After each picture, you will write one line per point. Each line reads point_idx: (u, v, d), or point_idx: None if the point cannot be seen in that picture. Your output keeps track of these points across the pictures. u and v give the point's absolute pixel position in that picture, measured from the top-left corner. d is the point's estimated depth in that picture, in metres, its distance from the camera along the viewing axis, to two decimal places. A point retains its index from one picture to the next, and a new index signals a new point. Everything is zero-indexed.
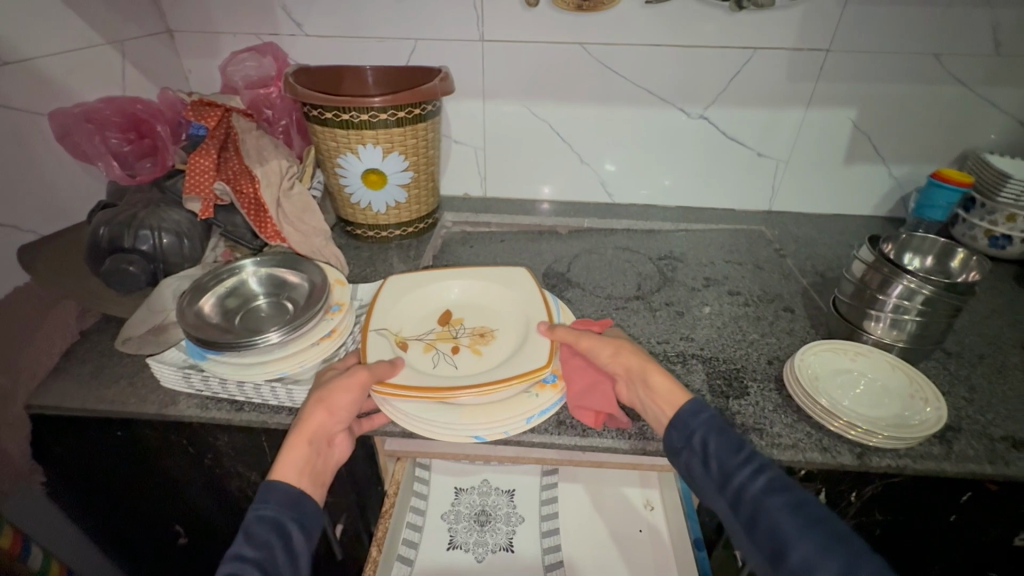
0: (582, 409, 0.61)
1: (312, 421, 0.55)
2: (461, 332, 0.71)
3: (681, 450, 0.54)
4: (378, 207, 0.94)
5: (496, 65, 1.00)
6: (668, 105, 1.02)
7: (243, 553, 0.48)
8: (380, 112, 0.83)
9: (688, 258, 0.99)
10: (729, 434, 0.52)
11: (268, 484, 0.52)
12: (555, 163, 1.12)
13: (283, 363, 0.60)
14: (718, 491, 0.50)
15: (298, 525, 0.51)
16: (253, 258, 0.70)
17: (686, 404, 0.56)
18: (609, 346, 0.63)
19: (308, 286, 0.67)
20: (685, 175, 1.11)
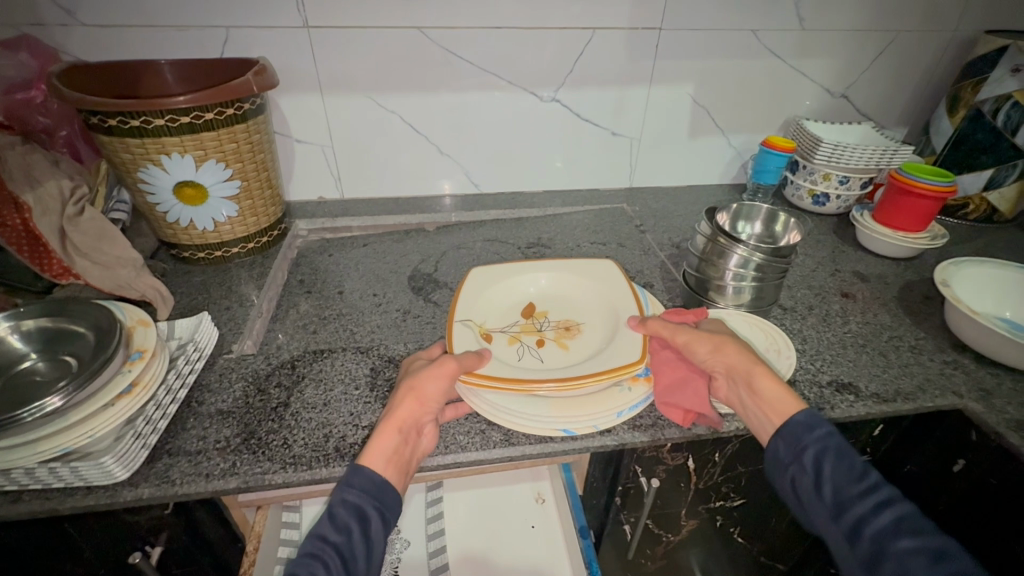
0: (672, 407, 0.61)
1: (401, 410, 0.56)
2: (545, 325, 0.73)
3: (788, 466, 0.53)
4: (203, 224, 0.82)
5: (329, 53, 0.90)
6: (520, 90, 1.00)
7: (326, 536, 0.49)
8: (182, 115, 0.71)
9: (556, 243, 0.99)
10: (852, 458, 0.50)
11: (353, 466, 0.53)
12: (413, 157, 1.05)
13: (62, 437, 0.48)
14: (833, 518, 0.48)
15: (378, 516, 0.51)
16: (10, 311, 0.56)
17: (799, 413, 0.55)
18: (709, 340, 0.63)
19: (95, 335, 0.55)
20: (548, 159, 1.10)
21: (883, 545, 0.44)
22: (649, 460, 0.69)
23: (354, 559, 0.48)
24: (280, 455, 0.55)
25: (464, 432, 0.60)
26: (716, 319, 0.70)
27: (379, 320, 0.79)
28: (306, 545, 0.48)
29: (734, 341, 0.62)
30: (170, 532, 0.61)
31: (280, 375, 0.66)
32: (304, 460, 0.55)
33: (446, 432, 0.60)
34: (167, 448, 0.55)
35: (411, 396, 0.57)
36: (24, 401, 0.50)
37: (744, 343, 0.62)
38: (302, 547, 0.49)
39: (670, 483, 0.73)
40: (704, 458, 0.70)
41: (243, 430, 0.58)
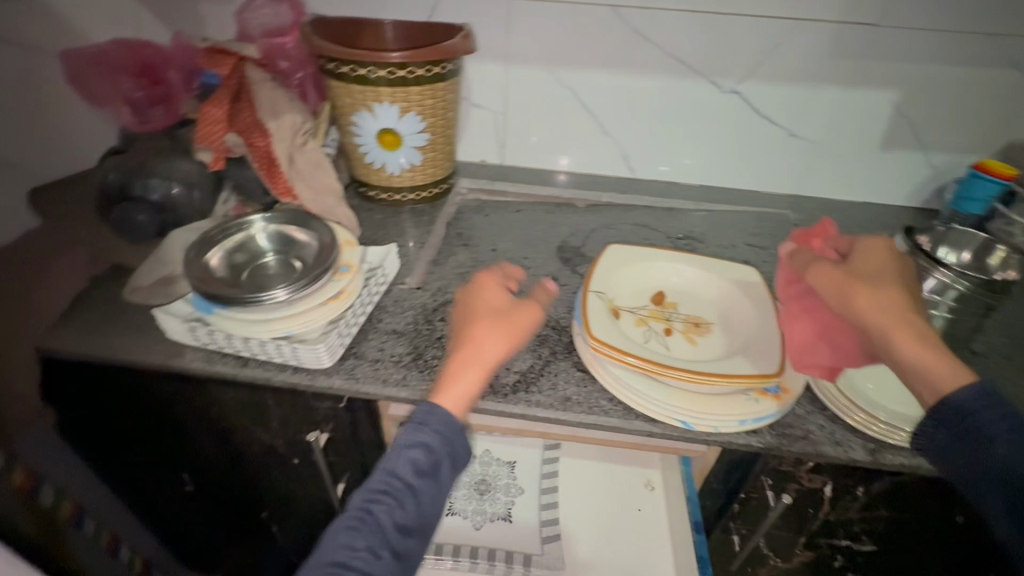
0: (809, 367, 0.60)
1: (488, 351, 0.54)
2: (674, 317, 0.66)
3: (956, 443, 0.47)
4: (392, 169, 0.92)
5: (522, 25, 0.95)
6: (699, 78, 0.98)
7: (396, 471, 0.49)
8: (399, 68, 0.80)
9: (709, 239, 0.96)
10: (1021, 435, 0.45)
11: (431, 404, 0.52)
12: (577, 133, 1.08)
13: (290, 322, 0.59)
14: (1007, 500, 0.44)
15: (451, 456, 0.51)
16: (263, 215, 0.70)
17: (960, 390, 0.47)
18: (844, 294, 0.55)
19: (317, 246, 0.66)
20: (713, 154, 1.06)
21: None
22: (783, 474, 0.66)
23: (421, 498, 0.49)
24: (442, 378, 0.62)
25: (607, 398, 0.61)
26: (871, 248, 0.59)
27: (528, 282, 0.83)
28: (378, 477, 0.49)
29: (870, 291, 0.54)
30: (337, 424, 0.71)
31: (443, 311, 0.73)
32: None
33: (590, 393, 0.61)
34: (353, 350, 0.65)
35: (495, 336, 0.55)
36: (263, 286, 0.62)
37: (889, 292, 0.54)
38: (372, 473, 0.50)
39: (801, 506, 0.69)
40: (843, 490, 0.65)
41: (412, 349, 0.66)
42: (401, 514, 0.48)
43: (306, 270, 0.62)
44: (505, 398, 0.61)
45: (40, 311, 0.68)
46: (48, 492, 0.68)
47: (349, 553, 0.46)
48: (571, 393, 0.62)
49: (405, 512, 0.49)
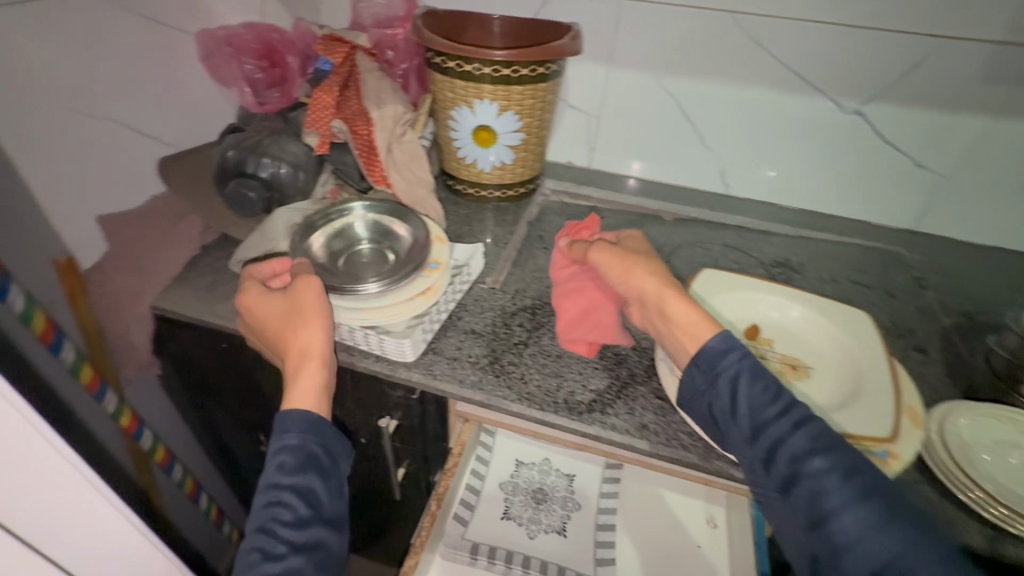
0: (576, 342, 0.66)
1: (309, 344, 0.56)
2: (769, 354, 0.62)
3: (703, 392, 0.53)
4: (483, 165, 0.92)
5: (630, 27, 0.92)
6: (818, 94, 0.90)
7: (280, 480, 0.50)
8: (503, 66, 0.79)
9: (807, 270, 0.89)
10: (763, 379, 0.49)
11: (285, 412, 0.53)
12: (672, 143, 1.03)
13: (379, 313, 0.61)
14: (749, 444, 0.49)
15: (322, 450, 0.52)
16: (362, 201, 0.72)
17: (713, 338, 0.53)
18: (618, 266, 0.61)
19: (410, 242, 0.68)
20: (822, 178, 0.98)
21: (809, 475, 0.45)
22: None
23: (315, 495, 0.50)
24: (518, 387, 0.62)
25: (687, 432, 0.58)
26: (633, 235, 0.68)
27: None
28: (265, 492, 0.49)
29: (643, 263, 0.60)
30: (407, 413, 0.73)
31: (523, 316, 0.72)
32: (537, 400, 0.61)
33: (669, 424, 0.59)
34: (433, 346, 0.66)
35: (307, 328, 0.56)
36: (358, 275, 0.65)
37: (654, 265, 0.60)
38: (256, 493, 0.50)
39: None
40: None
41: (490, 352, 0.66)
42: (301, 511, 0.49)
43: (399, 266, 0.64)
44: (580, 417, 0.59)
45: (156, 274, 0.73)
46: (146, 437, 0.77)
47: (267, 561, 0.46)
48: (648, 421, 0.59)
49: (298, 511, 0.49)
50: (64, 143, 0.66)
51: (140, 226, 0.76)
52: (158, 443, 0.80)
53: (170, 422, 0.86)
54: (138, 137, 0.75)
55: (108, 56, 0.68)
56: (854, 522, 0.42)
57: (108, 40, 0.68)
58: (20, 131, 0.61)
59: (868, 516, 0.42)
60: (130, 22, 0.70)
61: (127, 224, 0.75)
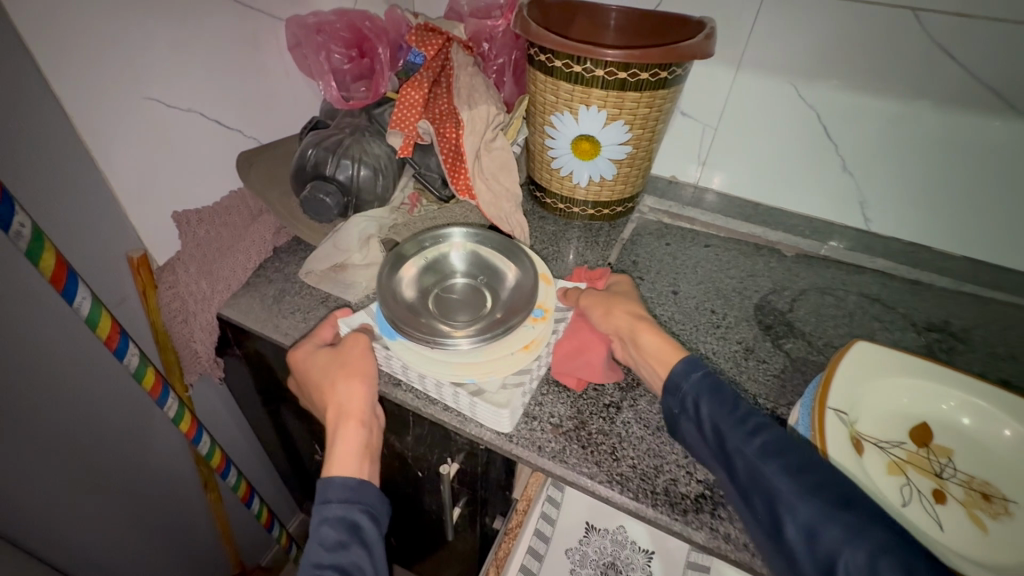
0: (566, 375, 0.57)
1: (349, 402, 0.54)
2: (947, 473, 0.48)
3: (678, 417, 0.50)
4: (579, 179, 0.81)
5: (773, 26, 0.77)
6: (1018, 118, 0.71)
7: (323, 561, 0.46)
8: (619, 69, 0.67)
9: (975, 340, 0.71)
10: (724, 394, 0.47)
11: (325, 480, 0.50)
12: (805, 164, 0.86)
13: (472, 369, 0.54)
14: (713, 458, 0.46)
15: (366, 518, 0.50)
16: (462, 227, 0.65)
17: (676, 364, 0.51)
18: (600, 301, 0.58)
19: (513, 287, 0.61)
20: (1001, 222, 0.78)
21: (761, 478, 0.42)
22: None
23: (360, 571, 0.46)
24: (608, 466, 0.51)
25: None
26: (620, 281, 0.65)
27: (716, 347, 0.69)
28: None
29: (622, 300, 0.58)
30: (469, 460, 0.65)
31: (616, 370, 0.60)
32: (631, 485, 0.50)
33: None
34: None
35: (343, 383, 0.54)
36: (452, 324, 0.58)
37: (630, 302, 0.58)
38: None
39: None
40: None
41: (575, 414, 0.55)
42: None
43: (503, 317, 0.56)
44: (685, 517, 0.48)
45: (226, 277, 0.69)
46: (206, 442, 0.74)
47: None
48: None
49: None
50: (146, 136, 0.62)
51: (215, 223, 0.71)
52: (216, 447, 0.77)
53: (221, 413, 0.86)
54: (222, 131, 0.71)
55: (196, 44, 0.64)
56: (808, 519, 0.39)
57: (196, 25, 0.63)
58: (104, 123, 0.58)
59: (820, 510, 0.39)
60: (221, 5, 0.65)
61: (202, 219, 0.71)
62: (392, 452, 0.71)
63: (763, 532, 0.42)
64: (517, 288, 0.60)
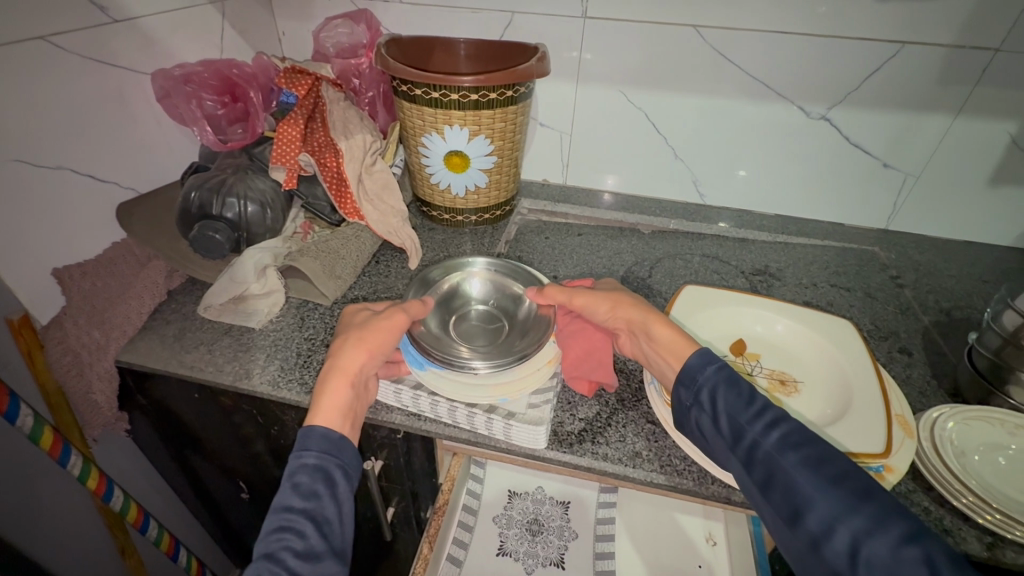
0: (578, 379, 0.61)
1: (346, 360, 0.55)
2: (757, 370, 0.63)
3: (690, 409, 0.51)
4: (457, 190, 0.91)
5: (597, 45, 0.92)
6: (784, 102, 0.91)
7: (290, 504, 0.46)
8: (471, 92, 0.78)
9: (786, 276, 0.90)
10: (739, 386, 0.49)
11: (306, 430, 0.50)
12: (646, 156, 1.03)
13: (504, 389, 0.58)
14: (729, 448, 0.47)
15: (341, 473, 0.49)
16: (479, 258, 0.74)
17: (693, 354, 0.53)
18: (607, 300, 0.62)
19: (525, 311, 0.69)
20: (791, 182, 0.99)
21: (781, 469, 0.43)
22: None
23: (326, 519, 0.47)
24: None
25: (682, 457, 0.57)
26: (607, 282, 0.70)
27: None
28: (273, 518, 0.46)
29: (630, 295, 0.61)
30: (390, 452, 0.71)
31: None
32: None
33: (664, 449, 0.57)
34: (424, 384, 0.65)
35: (355, 345, 0.56)
36: (477, 349, 0.63)
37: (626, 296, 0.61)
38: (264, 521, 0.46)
39: None
40: None
41: None
42: (313, 542, 0.45)
43: (528, 339, 0.63)
44: (571, 448, 0.57)
45: (119, 325, 0.70)
46: (117, 497, 0.73)
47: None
48: (641, 447, 0.57)
49: (308, 540, 0.45)
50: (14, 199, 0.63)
51: (102, 275, 0.72)
52: (129, 501, 0.75)
53: (130, 470, 0.84)
54: (96, 185, 0.73)
55: (58, 105, 0.66)
56: (830, 510, 0.40)
57: (57, 87, 0.65)
58: None
59: (842, 502, 0.40)
60: (81, 66, 0.68)
61: (85, 272, 0.71)
62: None
63: (782, 521, 0.43)
64: (532, 311, 0.68)
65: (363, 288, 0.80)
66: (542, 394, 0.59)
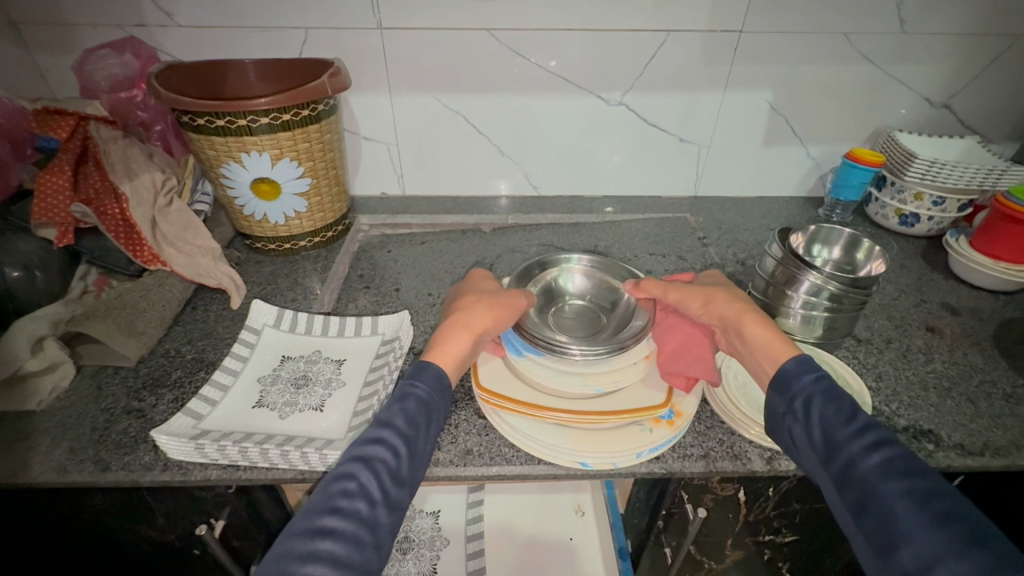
0: (673, 374, 0.61)
1: (474, 318, 0.61)
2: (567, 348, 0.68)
3: (783, 415, 0.53)
4: (276, 218, 0.86)
5: (400, 54, 0.92)
6: (587, 92, 0.98)
7: (395, 422, 0.51)
8: (262, 116, 0.75)
9: (613, 252, 0.97)
10: (840, 401, 0.50)
11: (423, 363, 0.56)
12: (474, 157, 1.05)
13: (601, 381, 0.60)
14: (822, 463, 0.48)
15: (436, 416, 0.54)
16: (576, 255, 0.78)
17: (789, 360, 0.55)
18: (699, 296, 0.66)
19: (621, 307, 0.72)
20: (609, 164, 1.07)
21: (878, 494, 0.43)
22: (698, 489, 0.66)
23: (415, 446, 0.50)
24: None
25: (510, 444, 0.59)
26: (713, 277, 0.72)
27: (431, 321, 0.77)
28: (376, 428, 0.50)
29: (723, 291, 0.65)
30: (232, 508, 0.67)
31: None
32: None
33: (494, 441, 0.59)
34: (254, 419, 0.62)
35: (483, 310, 0.62)
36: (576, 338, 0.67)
37: (738, 294, 0.65)
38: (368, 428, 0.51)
39: (717, 512, 0.69)
40: (755, 493, 0.66)
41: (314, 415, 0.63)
42: (401, 466, 0.48)
43: (628, 331, 0.66)
44: None
45: None
46: None
47: (343, 496, 0.44)
48: (471, 444, 0.59)
49: (399, 461, 0.48)
50: None
51: None
52: None
53: None
54: None
55: None
56: (928, 547, 0.39)
57: None
58: None
59: (943, 544, 0.39)
60: None
61: None
62: (151, 545, 0.68)
63: (872, 549, 0.42)
64: (631, 304, 0.72)
65: (176, 339, 0.73)
66: (361, 415, 0.59)
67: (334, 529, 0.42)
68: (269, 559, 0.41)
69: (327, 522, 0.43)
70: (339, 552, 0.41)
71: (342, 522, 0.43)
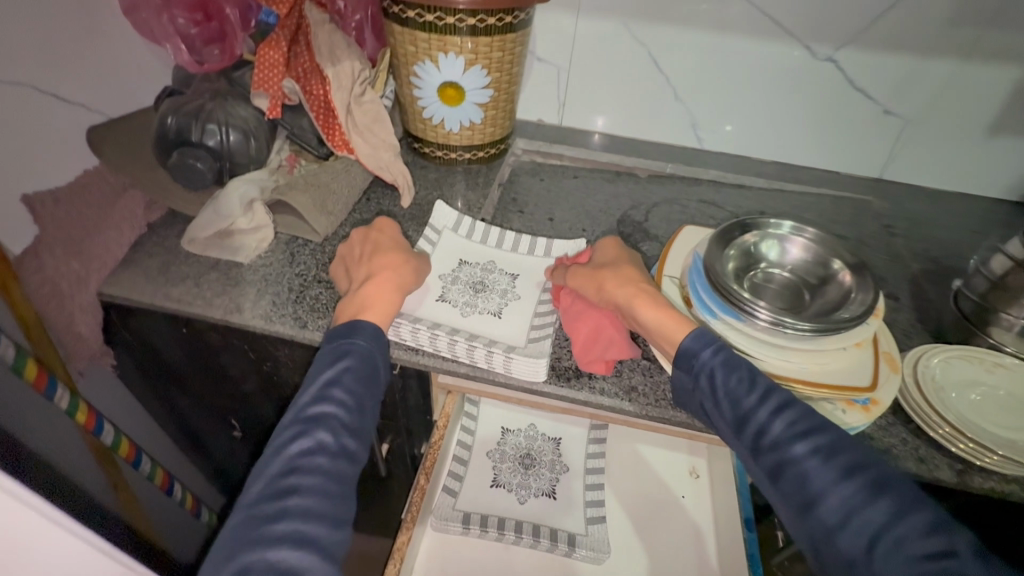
0: (593, 362, 0.58)
1: (403, 274, 0.60)
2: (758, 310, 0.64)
3: (693, 389, 0.53)
4: (451, 125, 0.87)
5: None
6: (793, 41, 0.88)
7: (337, 379, 0.51)
8: (468, 16, 0.73)
9: None
10: (737, 370, 0.50)
11: (354, 323, 0.55)
12: (645, 97, 0.99)
13: (803, 358, 0.57)
14: (735, 434, 0.49)
15: (382, 362, 0.55)
16: (793, 223, 0.67)
17: (687, 337, 0.53)
18: (593, 280, 0.60)
19: (836, 287, 0.62)
20: (793, 126, 0.97)
21: (795, 461, 0.45)
22: None
23: (364, 401, 0.51)
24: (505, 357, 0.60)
25: None
26: (608, 244, 0.65)
27: None
28: (320, 386, 0.50)
29: (609, 269, 0.60)
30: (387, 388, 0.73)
31: None
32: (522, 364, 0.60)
33: (658, 384, 0.59)
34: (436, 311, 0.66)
35: (394, 261, 0.61)
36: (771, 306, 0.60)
37: (626, 269, 0.59)
38: (307, 390, 0.51)
39: None
40: None
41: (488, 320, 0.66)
42: (355, 418, 0.50)
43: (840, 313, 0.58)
44: (569, 382, 0.58)
45: (99, 256, 0.68)
46: None
47: (299, 457, 0.46)
48: (637, 381, 0.58)
49: (350, 413, 0.50)
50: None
51: (70, 220, 0.68)
52: (120, 437, 0.73)
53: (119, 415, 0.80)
54: (65, 105, 0.69)
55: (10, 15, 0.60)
56: (848, 502, 0.43)
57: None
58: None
59: (855, 494, 0.43)
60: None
61: (58, 200, 0.68)
62: None
63: (793, 508, 0.45)
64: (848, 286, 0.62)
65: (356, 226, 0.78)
66: (541, 329, 0.62)
67: (299, 486, 0.44)
68: (232, 533, 0.43)
69: (290, 481, 0.44)
70: (309, 503, 0.43)
71: (304, 479, 0.44)
